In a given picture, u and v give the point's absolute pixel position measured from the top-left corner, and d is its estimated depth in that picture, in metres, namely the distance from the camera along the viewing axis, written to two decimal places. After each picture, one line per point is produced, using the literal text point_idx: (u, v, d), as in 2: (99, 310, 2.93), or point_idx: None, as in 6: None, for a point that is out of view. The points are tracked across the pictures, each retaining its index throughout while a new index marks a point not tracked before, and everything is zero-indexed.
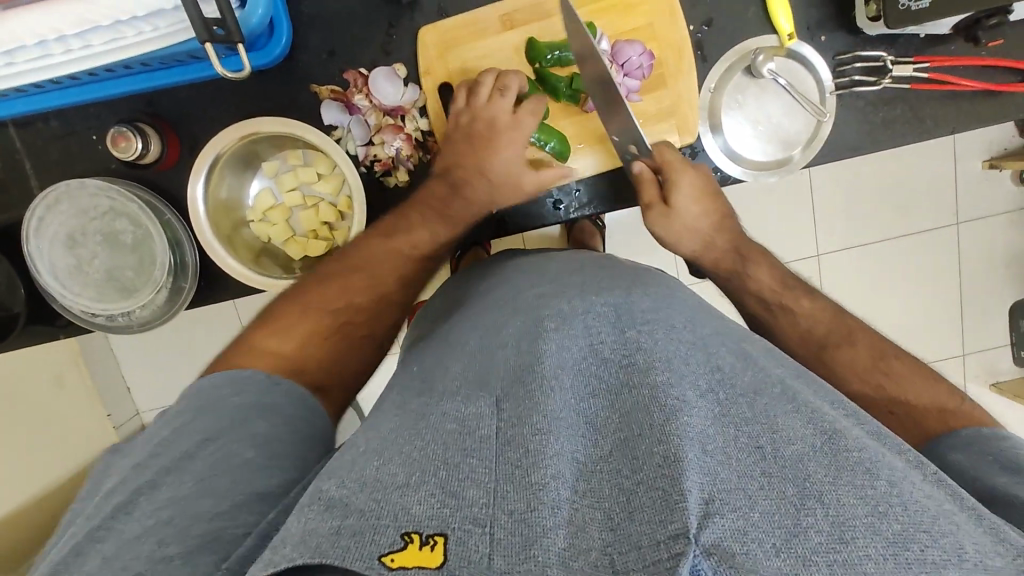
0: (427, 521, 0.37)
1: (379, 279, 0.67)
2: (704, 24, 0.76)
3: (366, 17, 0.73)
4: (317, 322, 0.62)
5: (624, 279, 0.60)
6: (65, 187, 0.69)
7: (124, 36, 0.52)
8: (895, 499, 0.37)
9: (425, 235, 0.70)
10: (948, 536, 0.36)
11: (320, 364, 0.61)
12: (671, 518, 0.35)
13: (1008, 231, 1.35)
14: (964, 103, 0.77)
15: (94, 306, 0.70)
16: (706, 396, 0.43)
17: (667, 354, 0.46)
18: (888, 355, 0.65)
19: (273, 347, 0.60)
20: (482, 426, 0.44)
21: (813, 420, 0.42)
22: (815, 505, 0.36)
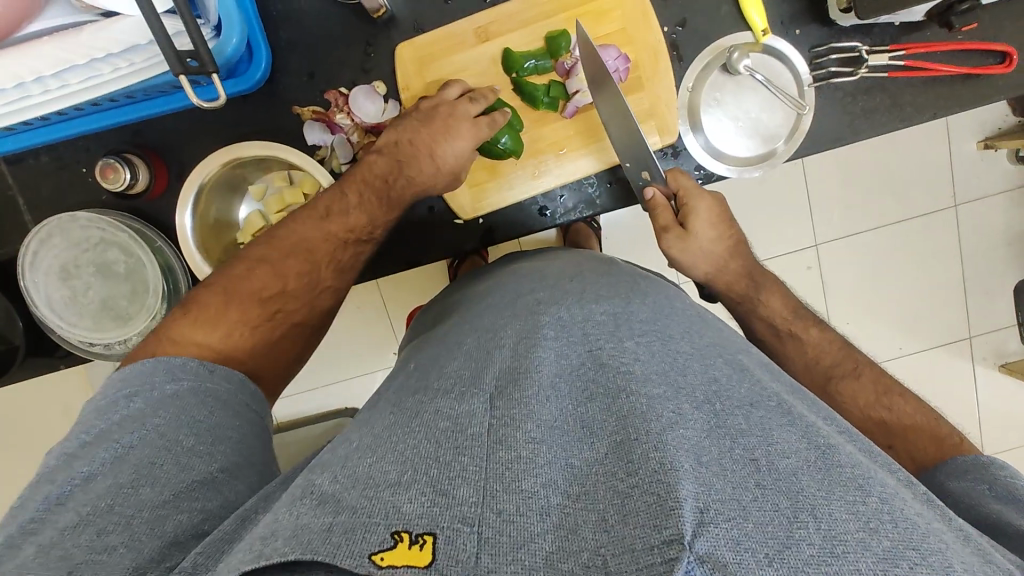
0: (416, 520, 0.38)
1: (313, 266, 0.67)
2: (678, 25, 0.76)
3: (344, 38, 0.74)
4: (246, 313, 0.63)
5: (621, 288, 0.61)
6: (57, 221, 0.70)
7: (102, 72, 0.53)
8: (886, 516, 0.37)
9: (362, 218, 0.69)
10: (939, 555, 0.35)
11: (254, 354, 0.62)
12: (666, 524, 0.35)
13: (1006, 211, 1.35)
14: (943, 88, 0.77)
15: (91, 335, 0.72)
16: (702, 408, 0.43)
17: (665, 368, 0.47)
18: (891, 392, 0.66)
19: (201, 337, 0.60)
20: (474, 424, 0.44)
21: (807, 435, 0.42)
22: (808, 518, 0.36)
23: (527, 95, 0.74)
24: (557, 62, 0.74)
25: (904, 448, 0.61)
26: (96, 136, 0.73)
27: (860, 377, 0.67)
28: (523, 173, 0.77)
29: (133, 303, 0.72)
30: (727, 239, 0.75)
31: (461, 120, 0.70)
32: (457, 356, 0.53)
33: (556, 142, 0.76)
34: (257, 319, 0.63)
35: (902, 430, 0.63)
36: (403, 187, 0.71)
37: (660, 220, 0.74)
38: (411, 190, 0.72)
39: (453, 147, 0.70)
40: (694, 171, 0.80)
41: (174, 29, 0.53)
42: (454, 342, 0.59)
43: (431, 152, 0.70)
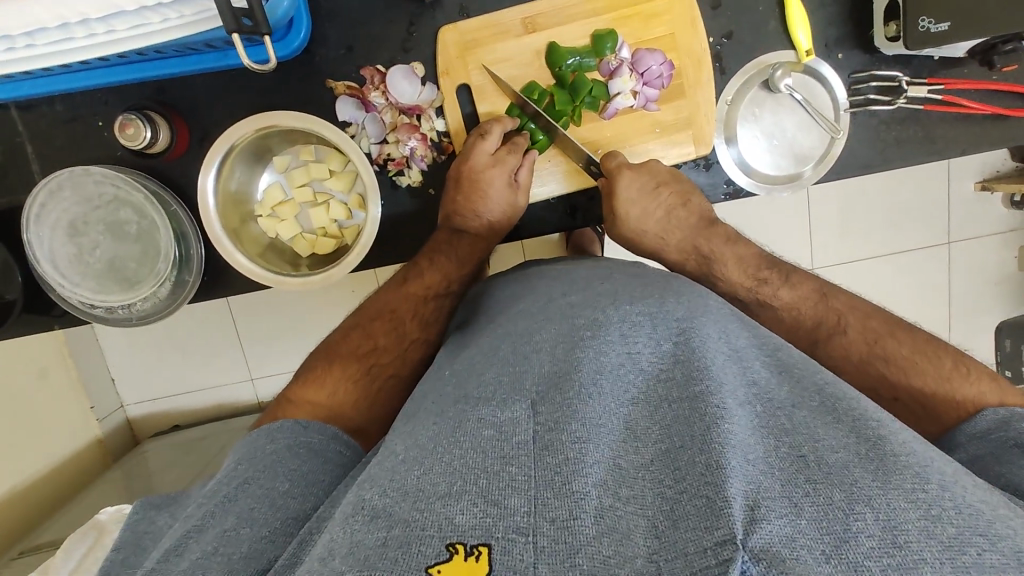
0: (471, 531, 0.38)
1: (399, 321, 0.71)
2: (724, 36, 0.76)
3: (386, 14, 0.71)
4: (345, 370, 0.66)
5: (657, 287, 0.59)
6: (69, 174, 0.67)
7: (150, 21, 0.51)
8: (947, 501, 0.38)
9: (436, 275, 0.73)
10: (1006, 540, 0.36)
11: (359, 410, 0.64)
12: (717, 524, 0.36)
13: (997, 252, 1.38)
14: (974, 125, 0.78)
15: (94, 297, 0.68)
16: (745, 407, 0.45)
17: (703, 362, 0.47)
18: (884, 336, 0.65)
19: (311, 396, 0.63)
20: (518, 432, 0.44)
21: (855, 429, 0.43)
22: (865, 509, 0.36)
23: (569, 89, 0.73)
24: (602, 61, 0.73)
25: (910, 396, 0.61)
26: (117, 90, 0.70)
27: (850, 328, 0.66)
28: (554, 167, 0.77)
29: (143, 267, 0.69)
30: (664, 201, 0.75)
31: (490, 172, 0.72)
32: (495, 368, 0.51)
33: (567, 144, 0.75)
34: (356, 371, 0.66)
35: (904, 379, 0.62)
36: (466, 246, 0.75)
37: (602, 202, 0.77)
38: (479, 244, 0.75)
39: (493, 198, 0.73)
40: (723, 185, 0.80)
41: None
42: (487, 341, 0.57)
43: (475, 210, 0.74)
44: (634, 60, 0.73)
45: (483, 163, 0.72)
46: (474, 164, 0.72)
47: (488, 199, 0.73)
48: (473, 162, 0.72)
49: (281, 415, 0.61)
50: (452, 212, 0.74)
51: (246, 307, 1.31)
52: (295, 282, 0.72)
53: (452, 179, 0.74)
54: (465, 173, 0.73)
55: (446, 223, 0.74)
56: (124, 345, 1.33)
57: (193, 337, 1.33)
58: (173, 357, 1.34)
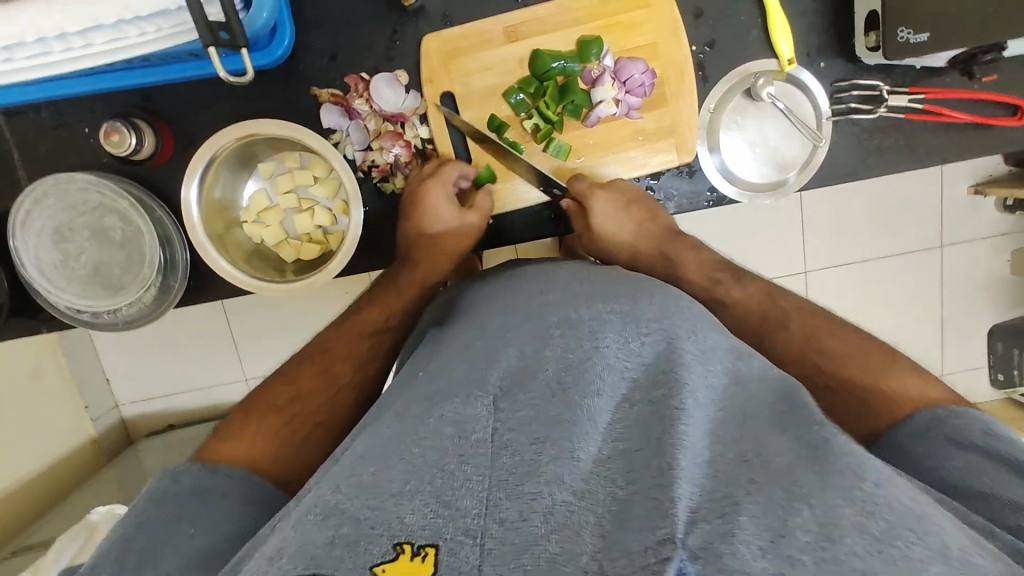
0: (420, 531, 0.40)
1: (336, 357, 0.70)
2: (706, 45, 0.76)
3: (370, 22, 0.72)
4: (263, 422, 0.64)
5: (628, 287, 0.60)
6: (54, 181, 0.68)
7: (127, 35, 0.51)
8: (883, 498, 0.39)
9: (375, 312, 0.73)
10: (934, 534, 0.37)
11: (281, 458, 0.63)
12: (661, 524, 0.37)
13: (988, 255, 1.39)
14: (955, 134, 0.78)
15: (79, 302, 0.69)
16: (702, 407, 0.46)
17: (669, 365, 0.48)
18: (819, 330, 0.65)
19: (234, 446, 0.62)
20: (478, 429, 0.45)
21: (801, 432, 0.45)
22: (803, 507, 0.38)
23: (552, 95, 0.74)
24: (585, 69, 0.74)
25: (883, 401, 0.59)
26: (104, 97, 0.71)
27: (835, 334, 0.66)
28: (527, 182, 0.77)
29: (127, 273, 0.70)
30: (632, 216, 0.75)
31: (427, 195, 0.73)
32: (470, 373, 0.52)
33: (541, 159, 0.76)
34: (277, 421, 0.65)
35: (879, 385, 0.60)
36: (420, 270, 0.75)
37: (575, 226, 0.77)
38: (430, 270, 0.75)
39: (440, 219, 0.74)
40: (706, 192, 0.80)
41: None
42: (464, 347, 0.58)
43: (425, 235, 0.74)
44: (617, 68, 0.74)
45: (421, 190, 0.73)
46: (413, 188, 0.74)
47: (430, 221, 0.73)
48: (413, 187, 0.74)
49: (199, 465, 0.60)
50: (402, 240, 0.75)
51: (237, 309, 1.31)
52: (277, 288, 0.72)
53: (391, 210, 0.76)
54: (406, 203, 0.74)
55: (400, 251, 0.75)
56: (118, 346, 1.34)
57: (186, 338, 1.34)
58: (166, 358, 1.35)
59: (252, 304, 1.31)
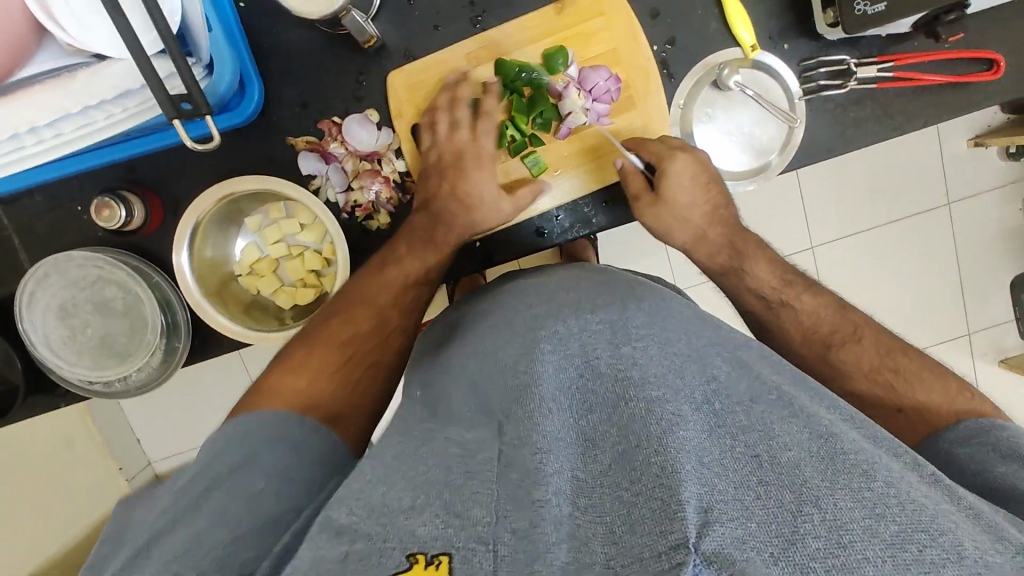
0: (433, 542, 0.39)
1: (382, 310, 0.70)
2: (666, 43, 0.77)
3: (334, 67, 0.74)
4: (323, 360, 0.66)
5: (617, 292, 0.60)
6: (54, 261, 0.70)
7: (96, 120, 0.56)
8: (893, 499, 0.39)
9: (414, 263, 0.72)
10: (946, 535, 0.37)
11: (338, 399, 0.64)
12: (672, 528, 0.36)
13: (998, 206, 1.35)
14: (932, 96, 0.77)
15: (90, 374, 0.71)
16: (701, 408, 0.44)
17: (659, 368, 0.47)
18: (897, 352, 0.67)
19: (292, 386, 0.64)
20: (483, 450, 0.46)
21: (808, 426, 0.44)
22: (813, 510, 0.37)
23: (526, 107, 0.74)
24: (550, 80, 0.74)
25: (911, 405, 0.64)
26: (92, 173, 0.73)
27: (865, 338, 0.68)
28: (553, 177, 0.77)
29: (132, 339, 0.72)
30: (711, 197, 0.75)
31: (473, 149, 0.73)
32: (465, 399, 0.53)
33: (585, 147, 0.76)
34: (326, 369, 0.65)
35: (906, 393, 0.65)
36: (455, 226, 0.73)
37: (631, 189, 0.74)
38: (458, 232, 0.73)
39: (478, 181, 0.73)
40: None
41: (165, 72, 0.55)
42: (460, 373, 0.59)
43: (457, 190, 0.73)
44: (580, 78, 0.74)
45: (469, 154, 0.73)
46: (451, 150, 0.73)
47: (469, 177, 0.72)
48: (448, 144, 0.73)
49: (258, 407, 0.62)
50: (430, 197, 0.73)
51: (256, 358, 1.34)
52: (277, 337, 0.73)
53: (435, 168, 0.73)
54: (448, 161, 0.73)
55: (426, 205, 0.73)
56: (143, 405, 1.37)
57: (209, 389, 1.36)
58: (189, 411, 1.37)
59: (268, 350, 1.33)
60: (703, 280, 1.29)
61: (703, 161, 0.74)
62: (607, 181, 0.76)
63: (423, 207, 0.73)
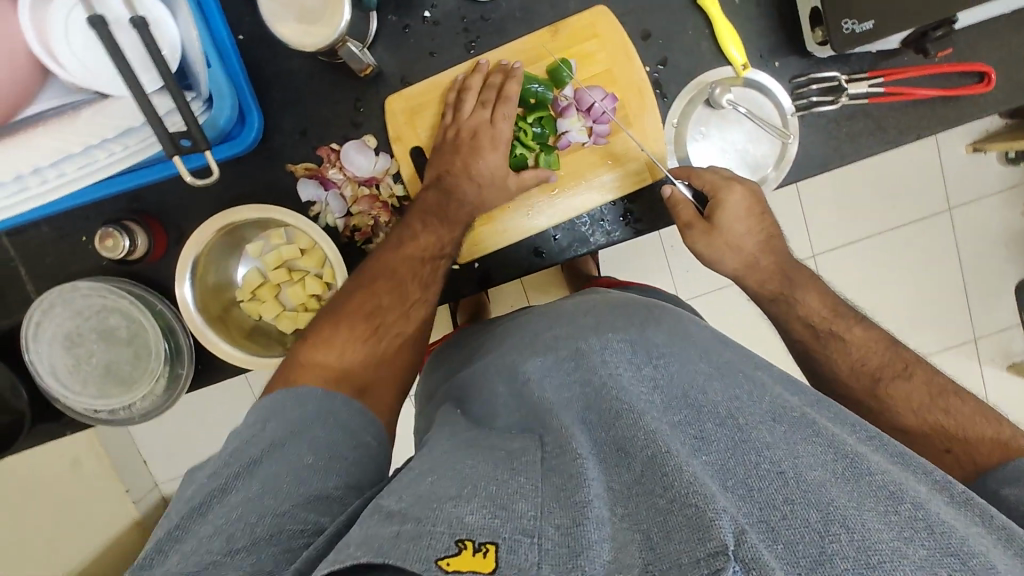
0: (479, 529, 0.39)
1: (400, 281, 0.71)
2: (659, 64, 0.78)
3: (332, 94, 0.75)
4: (352, 330, 0.67)
5: (638, 314, 0.61)
6: (59, 291, 0.71)
7: (97, 159, 0.57)
8: (921, 522, 0.38)
9: (431, 239, 0.73)
10: (976, 558, 0.36)
11: (366, 364, 0.66)
12: (709, 536, 0.35)
13: (1000, 212, 1.35)
14: (925, 110, 0.78)
15: (96, 402, 0.72)
16: (724, 424, 0.45)
17: (684, 391, 0.48)
18: (948, 392, 0.64)
19: (322, 359, 0.64)
20: (527, 454, 0.47)
21: (832, 446, 0.43)
22: (840, 530, 0.37)
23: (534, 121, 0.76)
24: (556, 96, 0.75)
25: (963, 448, 0.59)
26: (97, 203, 0.75)
27: (915, 376, 0.65)
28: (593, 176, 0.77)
29: (136, 367, 0.73)
30: (765, 228, 0.75)
31: (485, 131, 0.73)
32: (465, 423, 0.53)
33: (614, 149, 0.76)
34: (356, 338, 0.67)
35: (962, 434, 0.60)
36: (454, 207, 0.74)
37: (682, 215, 0.75)
38: (471, 210, 0.74)
39: (486, 164, 0.74)
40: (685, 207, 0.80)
41: (164, 108, 0.56)
42: (459, 396, 0.59)
43: (470, 175, 0.73)
44: (577, 98, 0.75)
45: (483, 133, 0.73)
46: (472, 129, 0.73)
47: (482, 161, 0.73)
48: (466, 124, 0.73)
49: (295, 379, 0.62)
50: (443, 173, 0.74)
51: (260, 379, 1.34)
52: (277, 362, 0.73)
53: (451, 144, 0.74)
54: (464, 140, 0.73)
55: (439, 184, 0.74)
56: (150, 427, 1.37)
57: (214, 409, 1.35)
58: (193, 432, 1.36)
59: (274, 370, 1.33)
60: (728, 283, 1.29)
61: (754, 192, 0.74)
62: (642, 184, 0.76)
63: (436, 182, 0.74)
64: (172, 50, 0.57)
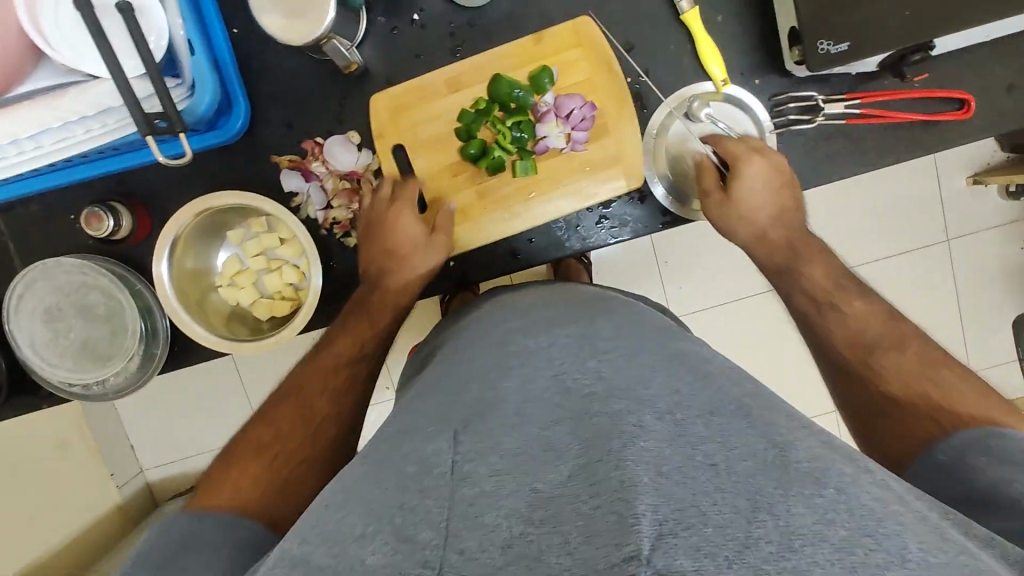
0: (381, 569, 0.39)
1: (310, 402, 0.71)
2: (640, 76, 0.79)
3: (319, 90, 0.77)
4: (245, 469, 0.66)
5: (585, 309, 0.61)
6: (42, 266, 0.73)
7: (75, 134, 0.60)
8: (843, 504, 0.38)
9: (350, 341, 0.74)
10: (892, 538, 0.37)
11: (270, 499, 0.64)
12: (626, 540, 0.36)
13: (998, 246, 1.35)
14: (905, 134, 0.79)
15: (71, 375, 0.74)
16: (663, 419, 0.44)
17: (625, 380, 0.48)
18: (939, 364, 0.65)
19: (223, 493, 0.64)
20: (439, 461, 0.46)
21: (766, 434, 0.43)
22: (766, 517, 0.37)
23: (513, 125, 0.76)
24: (537, 101, 0.76)
25: (950, 421, 0.61)
26: (87, 185, 0.77)
27: (909, 349, 0.67)
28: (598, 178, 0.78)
29: (112, 344, 0.75)
30: (781, 200, 0.76)
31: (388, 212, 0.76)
32: (417, 412, 0.54)
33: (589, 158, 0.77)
34: (258, 468, 0.66)
35: (949, 405, 0.62)
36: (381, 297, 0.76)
37: (705, 184, 0.78)
38: (393, 298, 0.76)
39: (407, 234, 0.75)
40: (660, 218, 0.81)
41: (144, 93, 0.60)
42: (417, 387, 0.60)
43: (399, 260, 0.75)
44: (556, 105, 0.77)
45: (378, 212, 0.76)
46: (376, 211, 0.76)
47: (391, 237, 0.75)
48: (375, 210, 0.76)
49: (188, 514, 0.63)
50: (374, 265, 0.76)
51: (247, 367, 1.36)
52: (248, 347, 0.74)
53: (364, 234, 0.77)
54: (374, 220, 0.76)
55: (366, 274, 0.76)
56: (138, 411, 1.39)
57: (202, 394, 1.38)
58: (180, 417, 1.39)
59: (262, 360, 1.35)
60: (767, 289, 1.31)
61: (777, 164, 0.75)
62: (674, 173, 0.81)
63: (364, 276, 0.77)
64: (160, 37, 0.60)
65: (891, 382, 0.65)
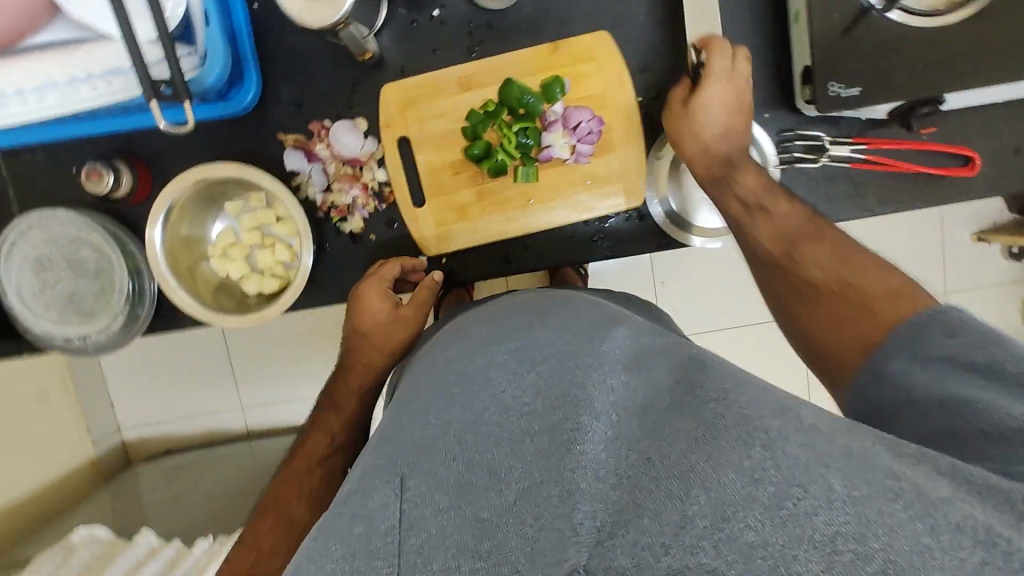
0: None
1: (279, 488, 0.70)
2: (651, 96, 0.80)
3: (332, 74, 0.78)
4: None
5: (534, 315, 0.56)
6: (37, 216, 0.74)
7: (81, 91, 0.61)
8: (771, 462, 0.36)
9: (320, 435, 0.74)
10: (820, 479, 0.35)
11: None
12: (566, 556, 0.36)
13: (994, 305, 1.35)
14: (908, 184, 0.79)
15: (54, 328, 0.75)
16: (599, 418, 0.42)
17: (569, 380, 0.45)
18: (849, 254, 0.64)
19: None
20: (385, 515, 0.42)
21: (697, 416, 0.40)
22: (699, 492, 0.36)
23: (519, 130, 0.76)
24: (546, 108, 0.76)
25: (855, 292, 0.60)
26: (93, 139, 0.78)
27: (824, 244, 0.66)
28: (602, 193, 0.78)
29: (99, 301, 0.76)
30: (733, 122, 0.73)
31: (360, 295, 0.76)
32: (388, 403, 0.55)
33: (594, 171, 0.78)
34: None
35: (851, 280, 0.61)
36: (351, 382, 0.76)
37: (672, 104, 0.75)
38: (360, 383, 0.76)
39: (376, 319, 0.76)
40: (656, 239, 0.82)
41: (154, 58, 0.61)
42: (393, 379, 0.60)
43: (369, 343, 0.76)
44: (565, 116, 0.76)
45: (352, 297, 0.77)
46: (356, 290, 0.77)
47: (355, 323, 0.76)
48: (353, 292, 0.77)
49: None
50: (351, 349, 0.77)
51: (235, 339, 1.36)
52: (234, 321, 0.75)
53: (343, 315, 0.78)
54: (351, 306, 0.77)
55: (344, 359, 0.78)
56: (122, 369, 1.39)
57: (187, 360, 1.38)
58: (164, 380, 1.39)
59: (251, 333, 1.35)
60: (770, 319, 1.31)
61: (740, 85, 0.72)
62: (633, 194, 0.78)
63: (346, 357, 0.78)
64: (177, 3, 0.62)
65: (812, 272, 0.65)
